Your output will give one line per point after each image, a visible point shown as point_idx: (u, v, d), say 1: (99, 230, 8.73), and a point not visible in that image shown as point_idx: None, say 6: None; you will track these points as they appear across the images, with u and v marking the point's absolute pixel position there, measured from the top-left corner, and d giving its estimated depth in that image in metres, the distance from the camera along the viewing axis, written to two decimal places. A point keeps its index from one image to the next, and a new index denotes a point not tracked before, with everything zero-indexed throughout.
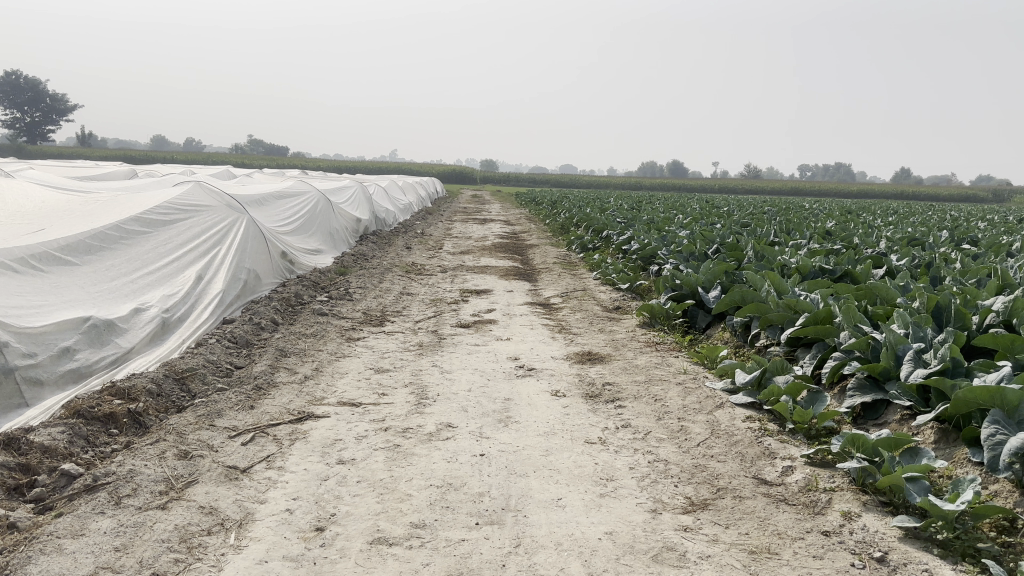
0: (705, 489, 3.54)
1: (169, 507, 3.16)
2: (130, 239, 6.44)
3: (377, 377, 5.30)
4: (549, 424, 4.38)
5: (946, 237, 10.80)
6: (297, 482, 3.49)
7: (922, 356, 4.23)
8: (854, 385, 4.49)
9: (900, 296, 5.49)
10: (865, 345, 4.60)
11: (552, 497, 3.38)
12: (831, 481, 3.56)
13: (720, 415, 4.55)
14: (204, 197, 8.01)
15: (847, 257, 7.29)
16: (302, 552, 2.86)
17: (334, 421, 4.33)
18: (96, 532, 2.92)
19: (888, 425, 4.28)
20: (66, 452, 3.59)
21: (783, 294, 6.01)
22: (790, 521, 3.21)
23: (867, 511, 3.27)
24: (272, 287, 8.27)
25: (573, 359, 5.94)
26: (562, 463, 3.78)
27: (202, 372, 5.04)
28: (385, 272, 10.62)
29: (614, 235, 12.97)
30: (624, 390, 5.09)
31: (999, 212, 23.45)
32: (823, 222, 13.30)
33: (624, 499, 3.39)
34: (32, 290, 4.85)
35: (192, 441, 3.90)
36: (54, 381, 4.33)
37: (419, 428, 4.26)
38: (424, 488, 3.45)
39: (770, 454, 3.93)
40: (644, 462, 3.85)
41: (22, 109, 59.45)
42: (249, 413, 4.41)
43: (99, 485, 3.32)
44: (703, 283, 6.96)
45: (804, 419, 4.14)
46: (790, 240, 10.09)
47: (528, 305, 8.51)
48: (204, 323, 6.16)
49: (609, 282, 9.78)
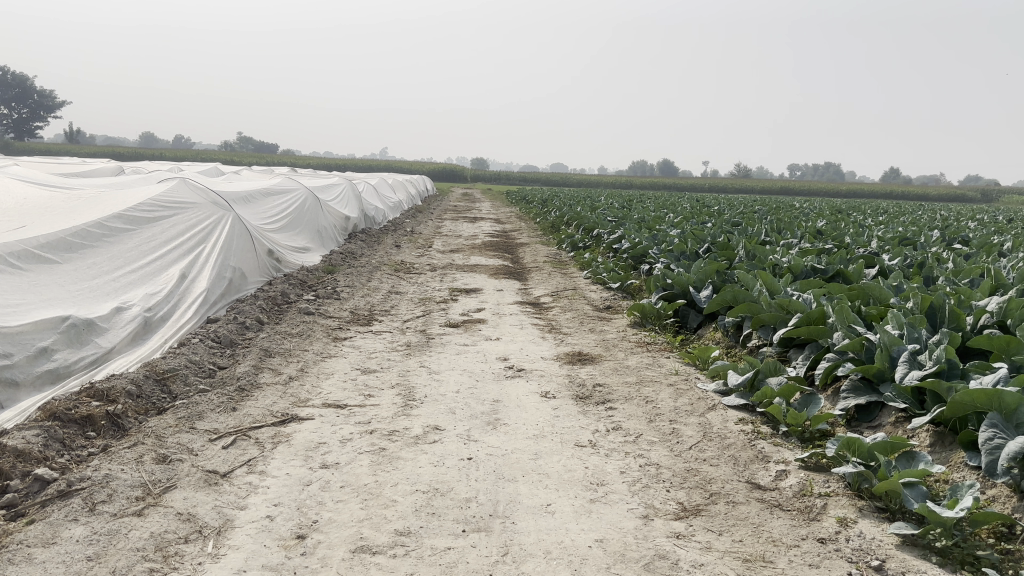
0: (697, 494, 3.46)
1: (146, 513, 3.06)
2: (112, 236, 6.31)
3: (363, 378, 5.20)
4: (539, 426, 4.29)
5: (937, 237, 10.80)
6: (279, 488, 3.39)
7: (917, 358, 4.17)
8: (848, 387, 4.42)
9: (894, 297, 5.44)
10: (859, 346, 4.53)
11: (541, 503, 3.30)
12: (826, 486, 3.49)
13: (712, 417, 4.48)
14: (190, 195, 7.89)
15: (839, 256, 7.25)
16: (282, 561, 2.76)
17: (318, 424, 4.24)
18: (69, 540, 2.81)
19: (883, 427, 4.22)
20: (41, 456, 3.48)
21: (775, 294, 5.95)
22: (785, 528, 3.13)
23: (863, 518, 3.20)
24: (259, 285, 8.15)
25: (563, 360, 5.86)
26: (551, 468, 3.70)
27: (184, 373, 4.92)
28: (374, 270, 10.51)
29: (605, 234, 12.89)
30: (615, 391, 5.01)
31: (991, 212, 23.49)
32: (814, 222, 13.28)
33: (615, 505, 3.31)
34: (9, 289, 4.71)
35: (171, 444, 3.79)
36: (30, 383, 4.21)
37: (406, 431, 4.17)
38: (410, 493, 3.36)
39: (763, 458, 3.85)
40: (635, 465, 3.77)
41: (9, 104, 58.94)
42: (231, 416, 4.31)
43: (74, 491, 3.20)
44: (694, 282, 6.90)
45: (798, 422, 4.07)
46: (782, 239, 10.06)
47: (518, 304, 8.43)
48: (188, 322, 6.05)
49: (599, 281, 9.71)
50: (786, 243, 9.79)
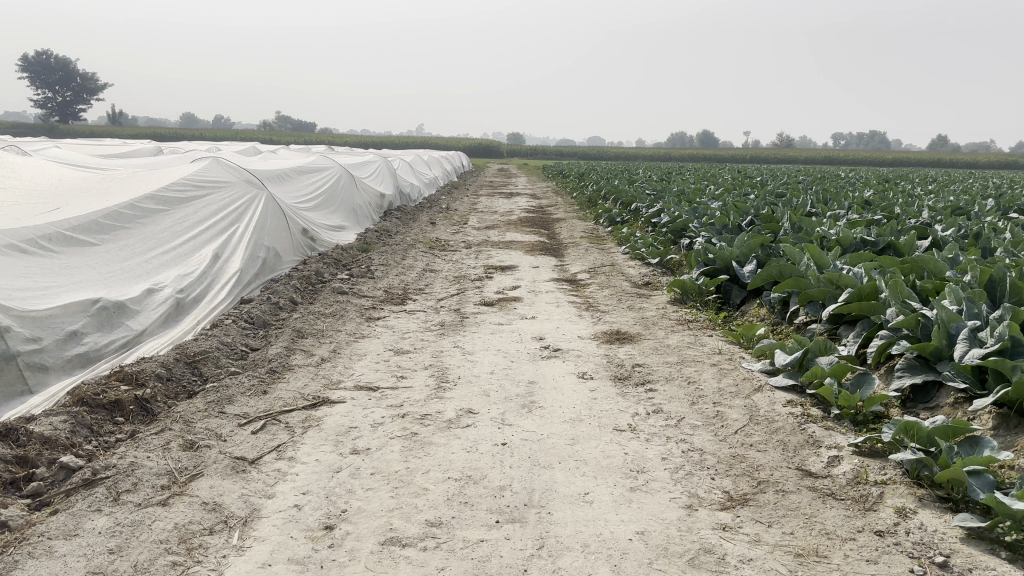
0: (745, 482, 3.27)
1: (171, 503, 2.98)
2: (145, 218, 6.27)
3: (397, 359, 5.09)
4: (576, 409, 4.14)
5: (992, 206, 10.33)
6: (307, 475, 3.29)
7: (978, 335, 3.92)
8: (903, 366, 4.18)
9: (950, 270, 5.15)
10: (915, 323, 4.27)
11: (578, 492, 3.14)
12: (882, 474, 3.28)
13: (759, 399, 4.26)
14: (223, 173, 7.82)
15: (890, 228, 6.93)
16: (309, 554, 2.65)
17: (349, 407, 4.12)
18: (90, 532, 2.74)
19: (941, 409, 3.99)
20: (67, 443, 3.42)
21: (823, 268, 5.69)
22: (840, 519, 2.94)
23: (924, 508, 2.98)
24: (293, 264, 8.09)
25: (601, 338, 5.68)
26: (589, 454, 3.54)
27: (215, 355, 4.86)
28: (408, 248, 10.39)
29: (643, 208, 12.62)
30: (655, 372, 4.83)
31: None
32: (863, 192, 12.82)
33: (657, 494, 3.14)
34: (39, 271, 4.67)
35: (199, 430, 3.72)
36: (60, 367, 4.17)
37: (438, 415, 4.04)
38: (441, 481, 3.23)
39: (814, 443, 3.64)
40: (677, 451, 3.59)
41: (53, 88, 60.02)
42: (262, 400, 4.22)
43: (98, 480, 3.14)
44: (738, 256, 6.65)
45: (850, 403, 3.86)
46: (828, 211, 9.71)
47: (554, 281, 8.25)
48: (221, 303, 5.99)
49: (638, 256, 9.49)
50: (833, 214, 9.43)
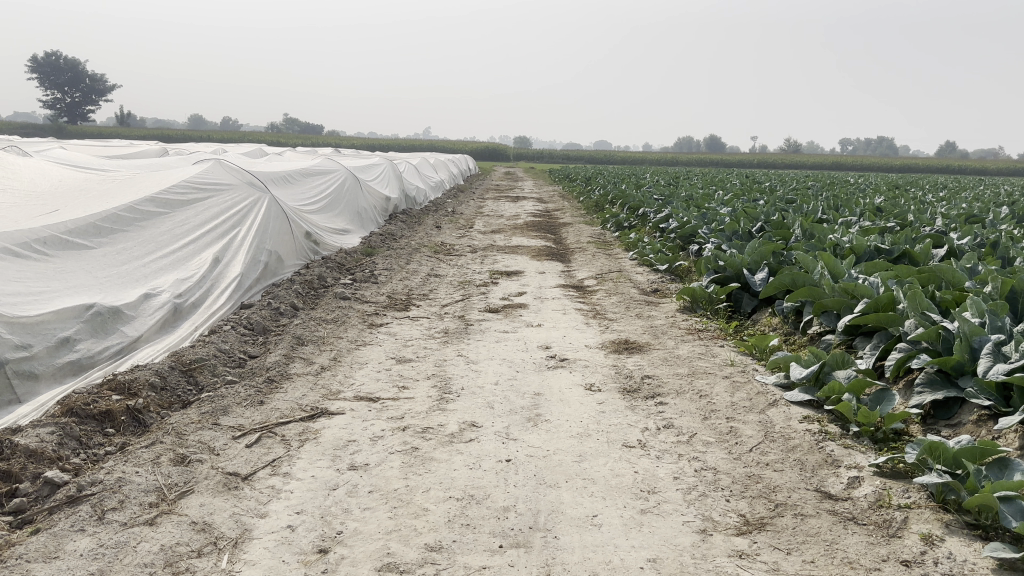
0: (761, 505, 3.12)
1: (158, 523, 2.84)
2: (144, 220, 6.13)
3: (398, 368, 4.94)
4: (583, 423, 3.99)
5: (1010, 213, 10.11)
6: (303, 493, 3.14)
7: (1002, 350, 3.73)
8: (923, 381, 4.01)
9: (970, 280, 4.96)
10: (935, 335, 4.09)
11: (586, 514, 2.99)
12: (906, 497, 3.11)
13: (774, 414, 4.11)
14: (226, 176, 7.69)
15: (904, 235, 6.73)
16: None
17: (348, 419, 3.98)
18: (71, 554, 2.60)
19: (964, 427, 3.81)
20: (54, 456, 3.29)
21: (838, 277, 5.51)
22: (862, 547, 2.78)
23: (951, 535, 2.82)
24: (295, 268, 7.95)
25: (609, 348, 5.52)
26: (597, 472, 3.39)
27: (212, 362, 4.71)
28: (413, 253, 10.23)
29: (650, 213, 12.46)
30: (665, 384, 4.67)
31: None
32: (874, 198, 12.60)
33: (669, 517, 2.99)
34: (32, 276, 4.54)
35: (192, 443, 3.58)
36: (52, 375, 4.03)
37: (440, 428, 3.89)
38: (443, 501, 3.08)
39: (833, 463, 3.49)
40: (690, 470, 3.43)
41: (62, 89, 60.17)
42: (258, 410, 4.08)
43: (84, 496, 3.01)
44: (749, 264, 6.48)
45: (870, 421, 3.68)
46: (841, 217, 9.52)
47: (561, 287, 8.09)
48: (221, 308, 5.86)
49: (646, 262, 9.32)
50: (845, 221, 9.23)
